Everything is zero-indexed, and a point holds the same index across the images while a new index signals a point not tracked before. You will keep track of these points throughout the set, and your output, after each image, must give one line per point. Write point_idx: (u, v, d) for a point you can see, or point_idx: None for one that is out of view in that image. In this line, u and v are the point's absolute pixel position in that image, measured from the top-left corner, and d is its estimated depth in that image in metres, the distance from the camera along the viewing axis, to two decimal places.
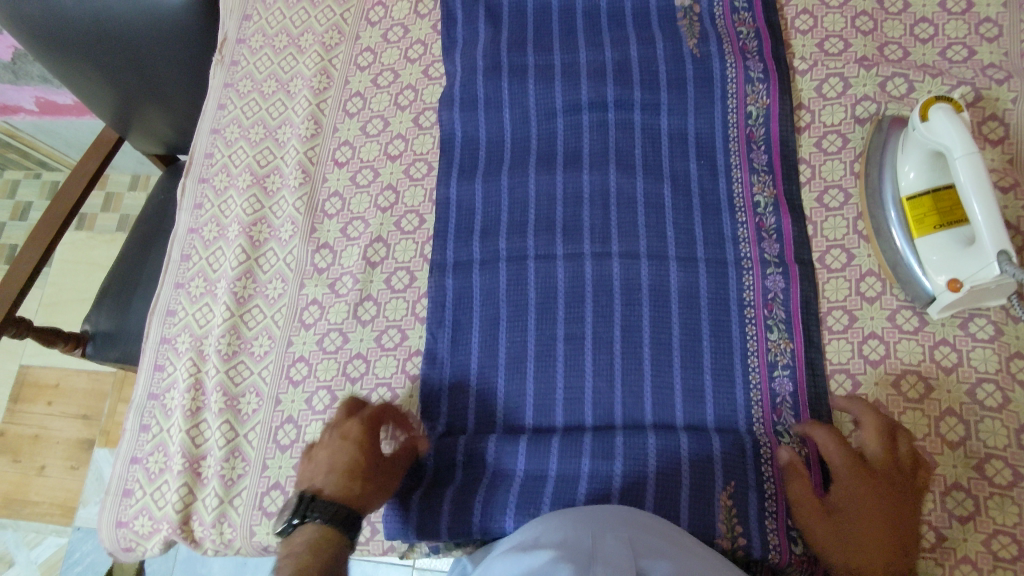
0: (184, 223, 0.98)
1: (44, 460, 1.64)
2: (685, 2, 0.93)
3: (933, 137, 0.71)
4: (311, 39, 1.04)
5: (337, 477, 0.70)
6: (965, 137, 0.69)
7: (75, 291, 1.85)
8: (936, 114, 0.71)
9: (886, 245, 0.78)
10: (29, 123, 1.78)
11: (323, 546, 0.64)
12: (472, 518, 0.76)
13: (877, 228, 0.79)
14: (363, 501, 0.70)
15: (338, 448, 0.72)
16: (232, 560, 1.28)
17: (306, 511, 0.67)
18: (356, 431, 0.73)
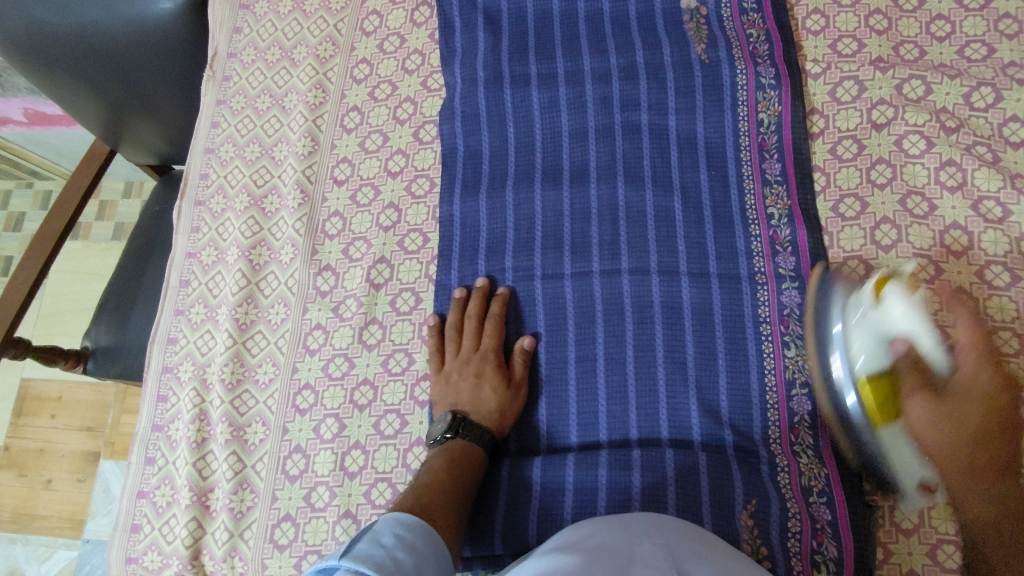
0: (181, 246, 0.96)
1: (50, 473, 1.62)
2: (692, 4, 0.91)
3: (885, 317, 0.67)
4: (305, 52, 1.01)
5: (488, 406, 0.78)
6: (925, 325, 0.65)
7: (73, 303, 1.82)
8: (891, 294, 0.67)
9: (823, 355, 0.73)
10: (18, 133, 1.74)
11: (460, 464, 0.74)
12: (496, 532, 0.75)
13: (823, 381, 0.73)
14: (511, 410, 0.79)
15: (481, 369, 0.80)
16: None
17: (457, 428, 0.76)
18: (490, 366, 0.80)
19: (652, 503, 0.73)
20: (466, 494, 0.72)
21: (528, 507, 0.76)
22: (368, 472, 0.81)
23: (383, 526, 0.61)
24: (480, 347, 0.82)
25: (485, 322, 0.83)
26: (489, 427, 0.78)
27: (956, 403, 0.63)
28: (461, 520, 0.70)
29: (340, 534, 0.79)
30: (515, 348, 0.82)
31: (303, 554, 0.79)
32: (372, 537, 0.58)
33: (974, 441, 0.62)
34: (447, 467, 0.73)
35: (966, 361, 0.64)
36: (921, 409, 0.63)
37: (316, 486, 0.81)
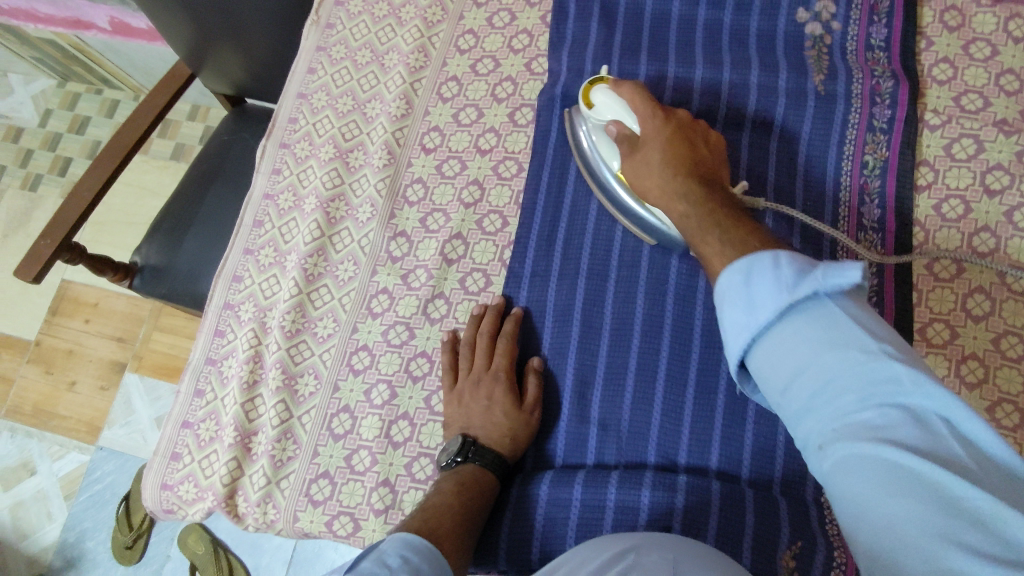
0: (260, 186, 0.97)
1: (75, 377, 1.65)
2: (817, 30, 0.88)
3: (600, 115, 0.79)
4: (412, 12, 0.99)
5: (501, 429, 0.77)
6: (620, 109, 0.77)
7: (124, 215, 1.84)
8: (597, 91, 0.79)
9: (609, 199, 0.82)
10: (99, 41, 1.71)
11: (471, 489, 0.73)
12: (535, 543, 0.75)
13: (613, 204, 0.82)
14: (524, 432, 0.77)
15: (491, 392, 0.78)
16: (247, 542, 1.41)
17: (468, 452, 0.75)
18: (500, 389, 0.78)
19: (693, 527, 0.71)
20: (475, 518, 0.71)
21: (566, 526, 0.75)
22: (412, 445, 0.81)
23: (390, 546, 0.58)
24: (492, 368, 0.80)
25: (497, 341, 0.81)
26: (502, 451, 0.76)
27: (651, 152, 0.73)
28: (471, 544, 0.69)
29: (375, 501, 0.79)
30: (527, 369, 0.81)
31: (336, 513, 0.79)
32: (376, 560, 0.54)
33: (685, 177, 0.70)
34: (457, 491, 0.72)
35: (652, 134, 0.74)
36: (654, 155, 0.73)
37: (359, 449, 0.81)
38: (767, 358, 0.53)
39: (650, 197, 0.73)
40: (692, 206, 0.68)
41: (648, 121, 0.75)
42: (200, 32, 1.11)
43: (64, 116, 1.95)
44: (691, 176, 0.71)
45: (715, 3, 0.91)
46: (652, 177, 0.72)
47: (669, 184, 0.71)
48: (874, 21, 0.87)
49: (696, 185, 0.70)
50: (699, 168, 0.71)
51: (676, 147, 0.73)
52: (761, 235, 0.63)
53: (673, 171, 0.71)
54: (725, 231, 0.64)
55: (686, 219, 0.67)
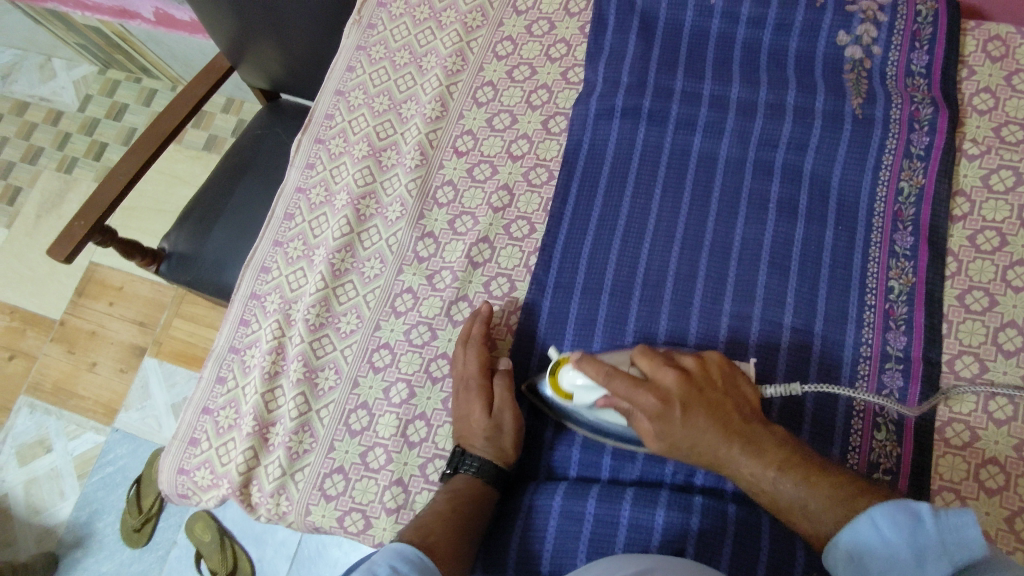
0: (294, 179, 0.98)
1: (96, 358, 1.68)
2: (858, 54, 0.88)
3: (580, 403, 0.72)
4: (453, 16, 1.00)
5: (485, 439, 0.76)
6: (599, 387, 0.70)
7: (154, 201, 1.86)
8: (567, 367, 0.72)
9: (591, 429, 0.76)
10: (142, 30, 1.74)
11: (464, 499, 0.73)
12: (544, 557, 0.75)
13: (597, 434, 0.76)
14: (511, 439, 0.78)
15: (467, 401, 0.77)
16: (254, 533, 1.42)
17: (457, 464, 0.76)
18: (473, 396, 0.77)
19: (707, 550, 0.70)
20: (469, 524, 0.71)
21: (578, 540, 0.74)
22: (428, 446, 0.81)
23: (382, 557, 0.60)
24: (465, 374, 0.79)
25: (468, 348, 0.80)
26: (495, 459, 0.76)
27: (674, 417, 0.66)
28: (466, 554, 0.69)
29: (388, 500, 0.79)
30: (497, 375, 0.80)
31: (348, 509, 0.79)
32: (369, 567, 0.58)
33: (717, 426, 0.66)
34: (448, 500, 0.73)
35: (672, 395, 0.66)
36: (677, 427, 0.66)
37: (374, 446, 0.82)
38: (848, 550, 0.57)
39: (688, 418, 0.66)
40: (764, 469, 0.64)
41: (621, 386, 0.67)
42: (243, 25, 1.13)
43: (103, 102, 1.99)
44: (728, 431, 0.65)
45: (756, 21, 0.91)
46: (702, 435, 0.66)
47: (705, 428, 0.66)
48: (916, 47, 0.87)
49: (712, 408, 0.66)
50: (734, 428, 0.66)
51: (701, 416, 0.66)
52: (824, 476, 0.62)
53: (665, 404, 0.66)
54: (757, 442, 0.65)
55: (718, 452, 0.66)
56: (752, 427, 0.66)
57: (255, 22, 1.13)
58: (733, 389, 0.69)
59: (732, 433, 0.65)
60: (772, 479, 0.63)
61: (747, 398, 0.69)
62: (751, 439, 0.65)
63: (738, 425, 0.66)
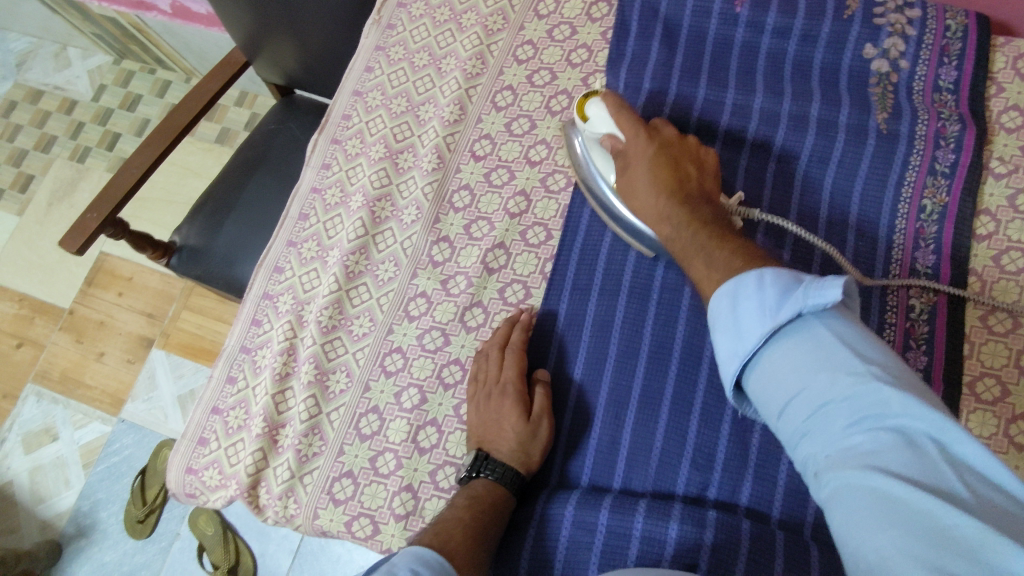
0: (308, 179, 0.97)
1: (104, 348, 1.68)
2: (884, 67, 0.86)
3: (593, 127, 0.81)
4: (473, 19, 0.99)
5: (508, 444, 0.75)
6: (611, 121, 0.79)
7: (166, 193, 1.86)
8: (590, 103, 0.81)
9: (599, 202, 0.84)
10: (158, 22, 1.74)
11: (484, 503, 0.72)
12: (555, 567, 0.74)
13: (609, 216, 0.83)
14: (535, 446, 0.76)
15: (500, 404, 0.76)
16: (256, 529, 1.41)
17: (480, 468, 0.74)
18: (509, 400, 0.76)
19: (720, 567, 0.69)
20: (489, 531, 0.70)
21: (589, 551, 0.73)
22: (439, 452, 0.80)
23: (401, 561, 0.59)
24: (502, 378, 0.78)
25: (505, 353, 0.80)
26: (514, 464, 0.75)
27: (641, 178, 0.75)
28: (486, 558, 0.68)
29: (397, 506, 0.78)
30: (535, 383, 0.79)
31: (356, 514, 0.79)
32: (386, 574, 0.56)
33: (671, 200, 0.72)
34: (468, 505, 0.71)
35: (645, 164, 0.75)
36: (642, 177, 0.74)
37: (384, 451, 0.81)
38: (772, 390, 0.53)
39: (646, 202, 0.74)
40: (684, 236, 0.68)
41: (632, 141, 0.77)
42: (261, 20, 1.13)
43: (117, 93, 1.99)
44: (675, 208, 0.71)
45: (781, 31, 0.89)
46: (650, 211, 0.73)
47: (647, 201, 0.74)
48: (944, 63, 0.85)
49: (675, 188, 0.72)
50: (681, 185, 0.72)
51: (660, 171, 0.73)
52: (731, 243, 0.65)
53: (651, 146, 0.76)
54: (700, 226, 0.68)
55: (667, 228, 0.70)
56: (697, 220, 0.69)
57: (273, 18, 1.13)
58: (706, 183, 0.74)
59: (675, 205, 0.71)
60: (697, 254, 0.66)
61: (724, 214, 0.73)
62: (696, 221, 0.69)
63: (687, 199, 0.71)
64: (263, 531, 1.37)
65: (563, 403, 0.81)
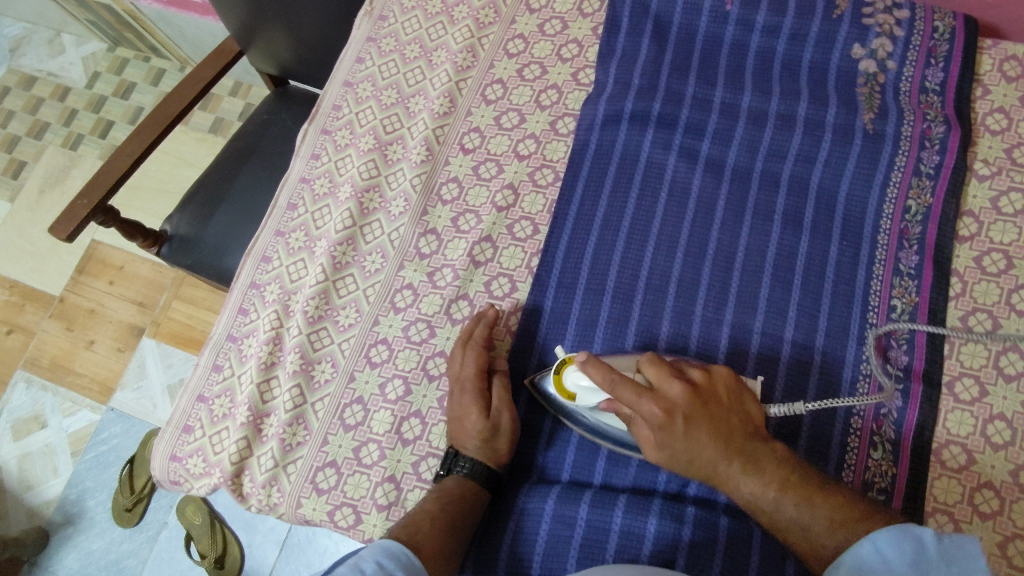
0: (298, 170, 0.97)
1: (94, 336, 1.67)
2: (871, 68, 0.87)
3: (581, 402, 0.72)
4: (465, 12, 1.00)
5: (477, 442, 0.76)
6: (602, 397, 0.70)
7: (158, 182, 1.86)
8: (568, 371, 0.73)
9: (614, 444, 0.75)
10: (152, 10, 1.73)
11: (456, 498, 0.73)
12: (534, 560, 0.75)
13: (597, 435, 0.75)
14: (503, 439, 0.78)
15: (462, 402, 0.77)
16: (243, 518, 1.42)
17: (452, 466, 0.77)
18: (470, 396, 0.77)
19: (697, 562, 0.70)
20: (461, 523, 0.72)
21: (568, 545, 0.74)
22: (422, 444, 0.80)
23: (367, 553, 0.62)
24: (462, 375, 0.79)
25: (466, 347, 0.80)
26: (485, 461, 0.76)
27: (677, 418, 0.66)
28: (456, 548, 0.70)
29: (379, 496, 0.79)
30: (495, 377, 0.80)
31: (339, 503, 0.79)
32: (353, 563, 0.60)
33: (712, 435, 0.66)
34: (439, 498, 0.73)
35: (654, 423, 0.66)
36: (677, 391, 0.67)
37: (368, 442, 0.81)
38: (850, 560, 0.57)
39: (687, 442, 0.66)
40: (768, 492, 0.64)
41: (641, 407, 0.65)
42: (255, 11, 1.12)
43: (111, 80, 1.98)
44: (729, 456, 0.66)
45: (770, 30, 0.90)
46: (706, 450, 0.66)
47: (708, 443, 0.66)
48: (931, 64, 0.86)
49: (711, 421, 0.67)
50: (735, 446, 0.66)
51: (703, 435, 0.66)
52: (833, 495, 0.63)
53: (669, 416, 0.66)
54: (757, 461, 0.65)
55: (709, 459, 0.66)
56: (748, 461, 0.66)
57: (267, 8, 1.13)
58: (732, 406, 0.68)
59: (735, 458, 0.66)
60: (799, 515, 0.63)
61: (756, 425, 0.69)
62: (748, 461, 0.66)
63: (742, 445, 0.66)
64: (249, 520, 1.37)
65: (545, 397, 0.82)
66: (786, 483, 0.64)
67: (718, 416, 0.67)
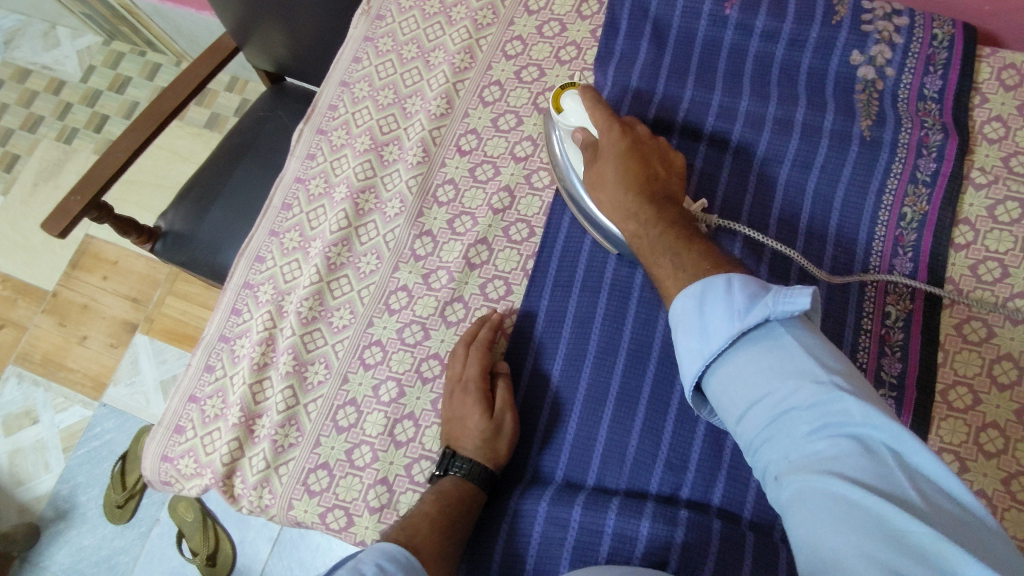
0: (293, 169, 0.97)
1: (87, 332, 1.66)
2: (870, 74, 0.86)
3: (567, 114, 0.80)
4: (463, 12, 0.99)
5: (475, 438, 0.75)
6: (585, 117, 0.79)
7: (152, 177, 1.85)
8: (568, 94, 0.81)
9: (604, 233, 0.81)
10: (149, 5, 1.72)
11: (452, 500, 0.73)
12: (526, 562, 0.75)
13: (589, 220, 0.82)
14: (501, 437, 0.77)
15: (466, 399, 0.76)
16: (236, 516, 1.41)
17: (448, 466, 0.75)
18: (473, 394, 0.76)
19: (689, 565, 0.70)
20: (457, 526, 0.71)
21: (562, 547, 0.73)
22: (415, 446, 0.80)
23: (367, 557, 0.60)
24: (465, 374, 0.78)
25: (470, 348, 0.80)
26: (482, 460, 0.75)
27: (608, 175, 0.75)
28: (455, 550, 0.70)
29: (371, 498, 0.78)
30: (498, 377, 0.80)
31: (331, 505, 0.79)
32: (352, 565, 0.58)
33: (637, 180, 0.73)
34: (435, 500, 0.72)
35: (613, 175, 0.74)
36: (614, 194, 0.74)
37: (360, 444, 0.81)
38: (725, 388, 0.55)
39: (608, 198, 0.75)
40: (646, 228, 0.70)
41: (605, 133, 0.76)
42: (252, 9, 1.11)
43: (106, 74, 1.97)
44: (639, 189, 0.73)
45: (769, 34, 0.89)
46: (620, 203, 0.74)
47: (621, 189, 0.74)
48: (930, 72, 0.86)
49: (645, 187, 0.73)
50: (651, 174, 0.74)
51: (633, 173, 0.74)
52: (697, 249, 0.65)
53: (615, 158, 0.75)
54: (675, 229, 0.68)
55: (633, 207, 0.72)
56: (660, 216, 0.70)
57: (265, 5, 1.12)
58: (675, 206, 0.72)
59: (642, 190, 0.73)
60: (652, 229, 0.70)
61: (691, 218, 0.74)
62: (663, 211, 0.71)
63: (656, 191, 0.73)
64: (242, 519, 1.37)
65: (540, 400, 0.81)
66: (666, 222, 0.70)
67: (649, 176, 0.74)
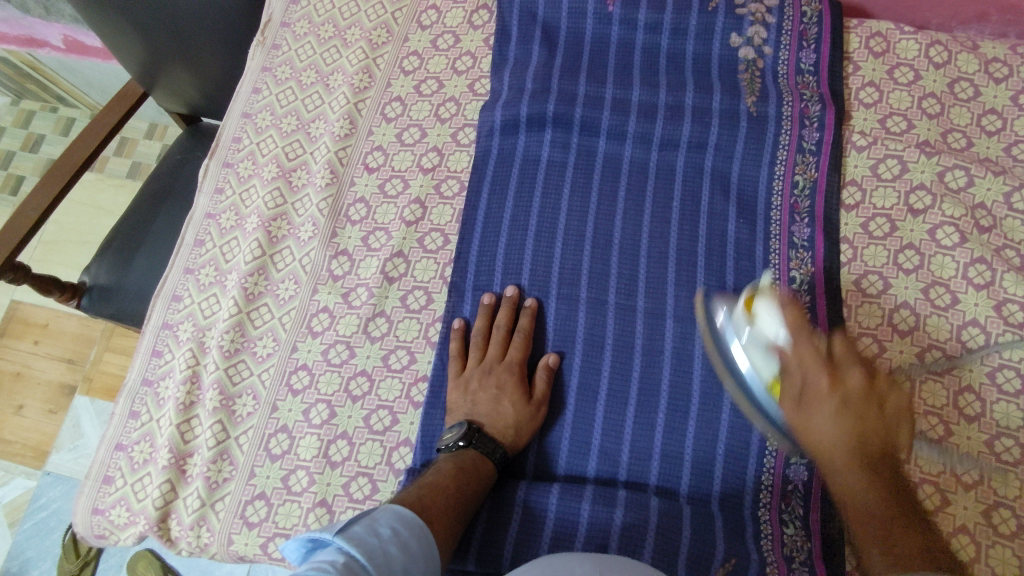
0: (203, 206, 0.96)
1: (21, 401, 1.60)
2: (750, 55, 0.91)
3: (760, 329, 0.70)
4: (358, 33, 1.01)
5: (505, 421, 0.76)
6: (785, 328, 0.67)
7: (75, 234, 1.80)
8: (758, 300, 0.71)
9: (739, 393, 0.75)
10: (53, 59, 1.69)
11: (470, 474, 0.72)
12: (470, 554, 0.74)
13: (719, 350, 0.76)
14: (528, 429, 0.77)
15: (501, 384, 0.78)
16: (199, 568, 1.37)
17: (471, 438, 0.75)
18: (510, 378, 0.79)
19: (629, 544, 0.71)
20: (471, 501, 0.71)
21: (507, 529, 0.74)
22: (350, 465, 0.80)
23: (382, 516, 0.61)
24: (506, 359, 0.81)
25: (513, 336, 0.82)
26: (502, 443, 0.76)
27: (828, 443, 0.64)
28: (461, 528, 0.69)
29: (311, 522, 0.77)
30: (540, 364, 0.81)
31: (271, 535, 0.78)
32: (370, 524, 0.58)
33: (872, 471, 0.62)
34: (456, 472, 0.71)
35: (816, 389, 0.65)
36: (825, 421, 0.64)
37: (296, 469, 0.80)
38: None
39: (813, 423, 0.65)
40: (855, 480, 0.62)
41: (812, 373, 0.66)
42: (149, 53, 1.11)
43: (17, 134, 1.91)
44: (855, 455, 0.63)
45: (653, 27, 0.93)
46: (832, 438, 0.64)
47: (832, 434, 0.64)
48: (804, 46, 0.91)
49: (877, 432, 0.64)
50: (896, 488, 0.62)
51: (863, 462, 0.62)
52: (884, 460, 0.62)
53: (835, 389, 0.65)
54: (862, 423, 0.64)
55: (833, 444, 0.64)
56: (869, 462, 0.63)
57: (163, 48, 1.11)
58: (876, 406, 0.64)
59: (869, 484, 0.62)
60: (842, 462, 0.63)
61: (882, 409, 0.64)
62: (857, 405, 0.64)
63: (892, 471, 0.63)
64: (206, 568, 1.33)
65: None
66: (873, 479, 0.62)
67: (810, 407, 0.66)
